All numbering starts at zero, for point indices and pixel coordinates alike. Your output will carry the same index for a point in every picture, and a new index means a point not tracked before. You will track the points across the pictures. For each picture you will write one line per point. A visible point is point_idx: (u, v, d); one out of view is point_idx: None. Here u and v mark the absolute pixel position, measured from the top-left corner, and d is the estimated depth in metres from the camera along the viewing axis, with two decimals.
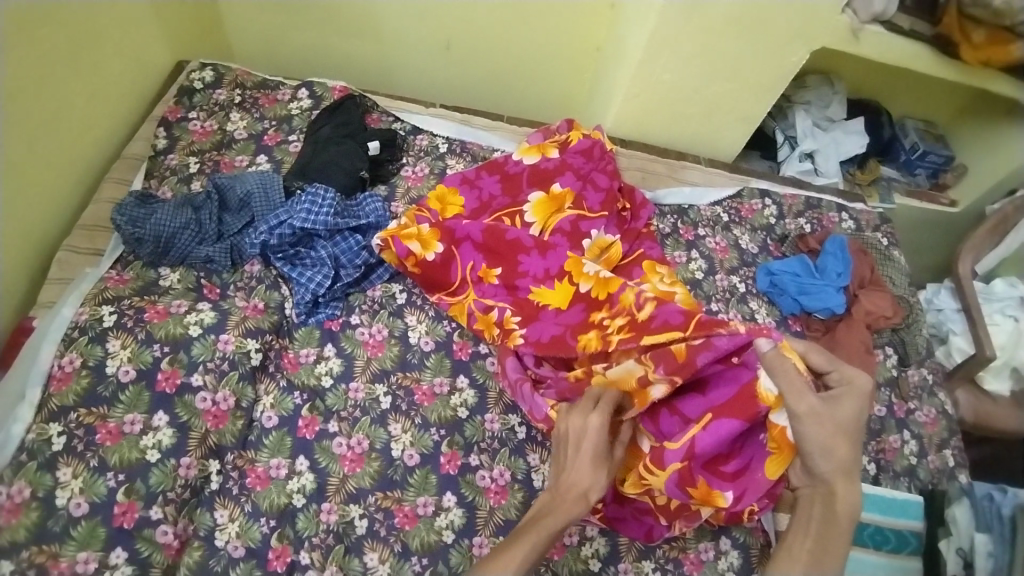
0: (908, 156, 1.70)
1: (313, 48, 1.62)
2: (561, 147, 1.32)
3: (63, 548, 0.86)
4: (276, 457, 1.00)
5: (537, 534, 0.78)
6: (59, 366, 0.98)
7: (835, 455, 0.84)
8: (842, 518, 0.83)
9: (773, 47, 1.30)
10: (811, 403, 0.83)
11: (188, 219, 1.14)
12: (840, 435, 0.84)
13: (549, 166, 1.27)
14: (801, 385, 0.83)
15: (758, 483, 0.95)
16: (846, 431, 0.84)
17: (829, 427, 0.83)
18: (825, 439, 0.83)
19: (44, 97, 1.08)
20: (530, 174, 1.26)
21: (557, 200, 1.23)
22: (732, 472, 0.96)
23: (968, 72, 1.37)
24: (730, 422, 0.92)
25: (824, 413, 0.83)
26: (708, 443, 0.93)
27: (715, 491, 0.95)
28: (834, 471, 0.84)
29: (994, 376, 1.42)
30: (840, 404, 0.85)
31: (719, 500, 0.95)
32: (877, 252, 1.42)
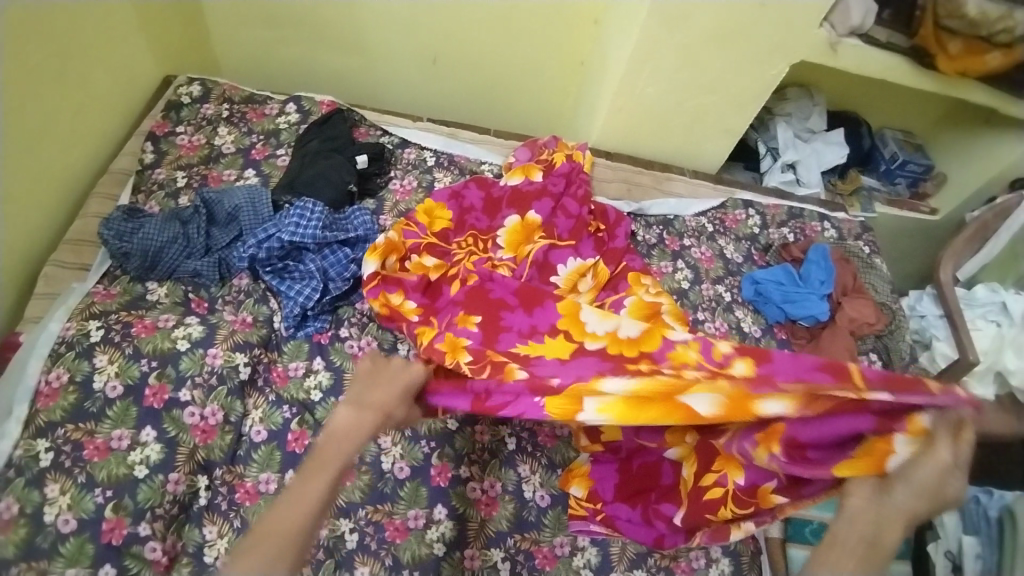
0: (887, 166, 1.75)
1: (301, 62, 1.63)
2: (546, 169, 1.35)
3: (51, 565, 0.85)
4: (265, 472, 1.00)
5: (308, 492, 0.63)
6: (46, 382, 0.97)
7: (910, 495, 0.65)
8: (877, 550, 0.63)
9: (753, 60, 1.32)
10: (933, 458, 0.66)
11: (176, 233, 1.14)
12: (931, 493, 0.65)
13: (529, 188, 1.28)
14: (939, 435, 0.67)
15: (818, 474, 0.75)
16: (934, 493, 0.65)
17: (932, 477, 0.65)
18: (926, 481, 0.65)
19: (30, 112, 1.07)
20: (511, 197, 1.28)
21: (528, 229, 1.23)
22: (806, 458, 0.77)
23: (944, 82, 1.40)
24: (847, 422, 0.74)
25: (932, 467, 0.65)
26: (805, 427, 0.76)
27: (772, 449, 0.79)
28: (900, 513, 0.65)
29: (979, 381, 1.44)
30: (951, 479, 0.65)
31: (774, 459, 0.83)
32: (860, 260, 1.43)
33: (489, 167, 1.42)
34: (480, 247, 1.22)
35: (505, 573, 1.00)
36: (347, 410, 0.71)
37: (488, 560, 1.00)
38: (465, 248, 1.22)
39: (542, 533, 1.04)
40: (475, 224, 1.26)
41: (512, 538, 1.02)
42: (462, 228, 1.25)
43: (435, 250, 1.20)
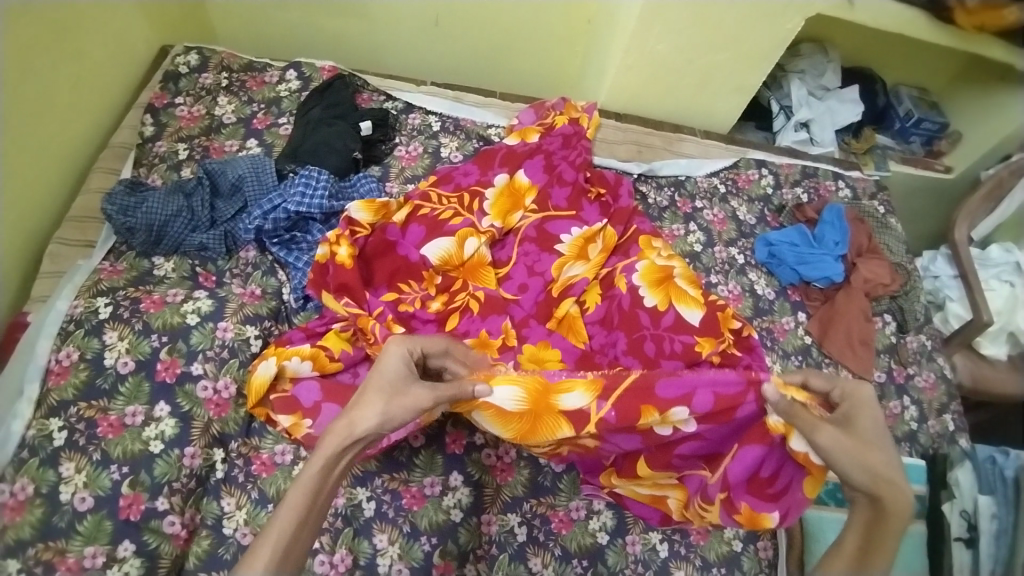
0: (902, 124, 1.71)
1: (299, 27, 1.59)
2: (545, 130, 1.33)
3: (70, 544, 0.85)
4: (281, 443, 1.00)
5: (291, 511, 0.70)
6: (57, 360, 0.97)
7: (865, 464, 0.76)
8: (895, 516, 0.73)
9: (769, 15, 1.28)
10: (833, 433, 0.79)
11: (180, 206, 1.12)
12: (864, 447, 0.77)
13: (523, 149, 1.27)
14: (812, 419, 0.81)
15: (800, 500, 0.91)
16: (871, 441, 0.78)
17: (849, 443, 0.78)
18: (848, 453, 0.77)
19: (28, 87, 1.05)
20: (503, 155, 1.26)
21: (518, 191, 1.22)
22: (776, 492, 0.92)
23: (964, 37, 1.35)
24: (749, 455, 0.91)
25: (844, 438, 0.78)
26: (739, 473, 0.92)
27: (761, 512, 0.92)
28: (873, 478, 0.75)
29: (991, 341, 1.43)
30: (855, 424, 0.80)
31: (767, 522, 0.92)
32: (875, 220, 1.41)
33: (496, 131, 1.38)
34: (465, 206, 1.19)
35: (522, 537, 1.01)
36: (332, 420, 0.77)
37: (506, 525, 1.01)
38: (449, 204, 1.19)
39: (558, 497, 1.04)
40: (463, 180, 1.23)
41: (528, 503, 1.03)
42: (450, 183, 1.23)
43: (418, 217, 1.17)
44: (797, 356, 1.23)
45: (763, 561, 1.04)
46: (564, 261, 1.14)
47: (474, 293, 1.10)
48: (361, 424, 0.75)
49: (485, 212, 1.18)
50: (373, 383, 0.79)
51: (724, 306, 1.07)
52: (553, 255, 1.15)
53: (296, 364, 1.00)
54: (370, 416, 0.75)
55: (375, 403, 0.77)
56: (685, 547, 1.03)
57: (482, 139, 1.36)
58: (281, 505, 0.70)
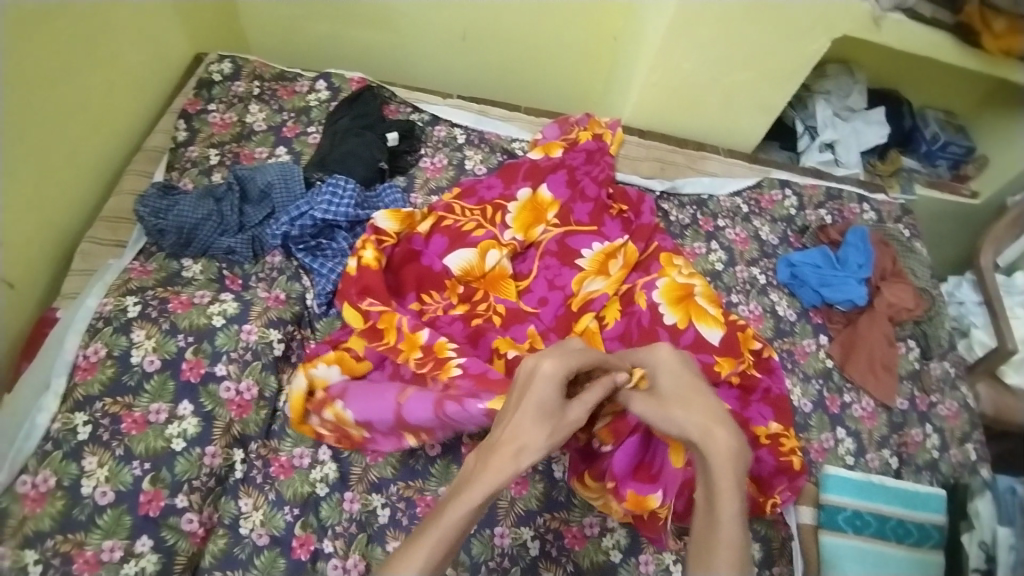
0: (928, 147, 1.69)
1: (330, 39, 1.62)
2: (569, 145, 1.33)
3: (88, 537, 0.87)
4: (299, 447, 1.01)
5: (445, 530, 0.70)
6: (84, 356, 0.99)
7: (676, 419, 0.81)
8: (720, 458, 0.77)
9: (796, 35, 1.28)
10: (642, 400, 0.84)
11: (210, 210, 1.15)
12: (670, 403, 0.83)
13: (547, 163, 1.28)
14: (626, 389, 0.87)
15: (675, 476, 0.96)
16: (684, 396, 0.83)
17: (655, 402, 0.83)
18: (659, 408, 0.83)
19: (64, 88, 1.08)
20: (527, 168, 1.27)
21: (542, 206, 1.23)
22: (655, 473, 0.98)
23: (991, 62, 1.35)
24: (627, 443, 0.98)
25: (651, 399, 0.84)
26: (621, 459, 0.98)
27: (644, 495, 0.97)
28: (696, 424, 0.79)
29: (1016, 369, 1.40)
30: (661, 384, 0.86)
31: (650, 501, 0.97)
32: (899, 243, 1.40)
33: (520, 145, 1.40)
34: (488, 219, 1.20)
35: (535, 551, 1.00)
36: (476, 453, 0.78)
37: (519, 538, 1.00)
38: (472, 215, 1.21)
39: (572, 513, 1.04)
40: (487, 193, 1.24)
41: (541, 518, 1.03)
42: (473, 196, 1.24)
43: (442, 228, 1.19)
44: (817, 379, 1.22)
45: None
46: (585, 275, 1.15)
47: (494, 307, 1.11)
48: (526, 458, 0.75)
49: (508, 226, 1.19)
50: (522, 414, 0.77)
51: (744, 327, 1.11)
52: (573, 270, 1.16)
53: (323, 372, 1.03)
54: (535, 442, 0.76)
55: (538, 434, 0.76)
56: None
57: (506, 152, 1.38)
58: (433, 521, 0.71)
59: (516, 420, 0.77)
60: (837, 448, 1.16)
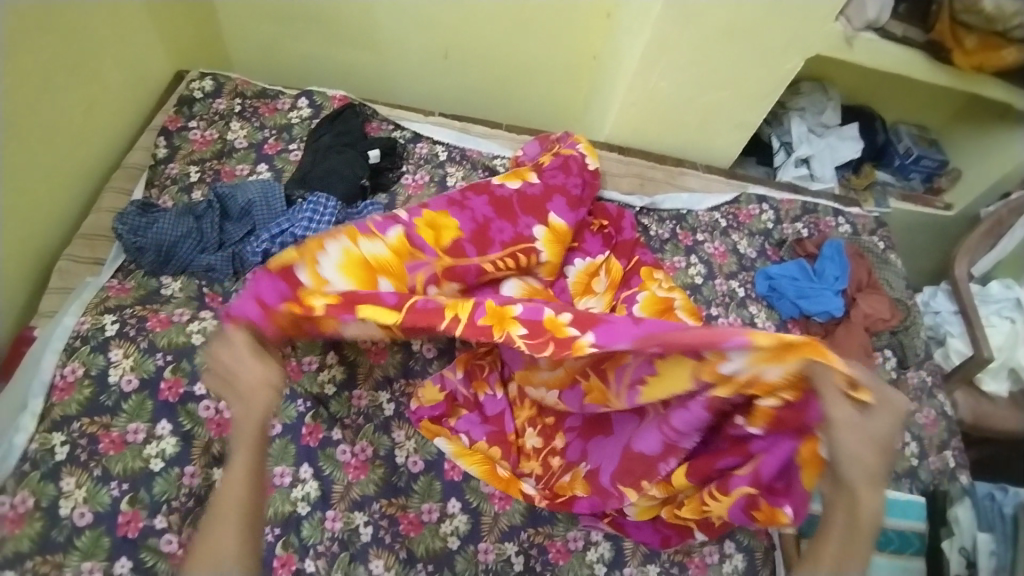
0: (902, 160, 1.73)
1: (312, 56, 1.63)
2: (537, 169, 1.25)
3: (67, 558, 0.85)
4: (279, 466, 0.98)
5: (248, 447, 0.80)
6: (62, 376, 0.97)
7: (856, 456, 0.75)
8: (862, 524, 0.75)
9: (770, 53, 1.31)
10: (848, 414, 0.74)
11: (190, 228, 1.15)
12: (866, 443, 0.74)
13: (535, 193, 1.19)
14: (835, 393, 0.74)
15: (803, 494, 0.84)
16: (879, 442, 0.74)
17: (863, 439, 0.74)
18: (853, 449, 0.75)
19: (44, 105, 1.08)
20: (519, 199, 1.17)
21: (561, 234, 1.18)
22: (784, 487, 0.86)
23: (960, 77, 1.38)
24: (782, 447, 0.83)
25: (859, 426, 0.74)
26: (770, 466, 0.84)
27: (774, 508, 0.87)
28: (861, 477, 0.75)
29: (992, 377, 1.42)
30: (874, 422, 0.74)
31: (782, 518, 0.86)
32: (874, 255, 1.43)
33: (501, 161, 1.40)
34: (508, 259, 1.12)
35: (519, 567, 1.00)
36: (238, 403, 0.81)
37: (503, 554, 1.01)
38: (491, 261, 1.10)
39: (556, 527, 1.04)
40: (498, 236, 1.12)
41: (525, 532, 1.03)
42: (490, 244, 1.11)
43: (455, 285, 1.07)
44: None
45: None
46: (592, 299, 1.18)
47: None
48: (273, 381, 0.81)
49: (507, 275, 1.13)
50: (246, 371, 0.81)
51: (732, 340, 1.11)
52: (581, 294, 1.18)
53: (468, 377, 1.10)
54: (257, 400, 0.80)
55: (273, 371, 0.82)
56: None
57: (488, 169, 1.39)
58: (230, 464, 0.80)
59: (236, 403, 0.81)
60: None
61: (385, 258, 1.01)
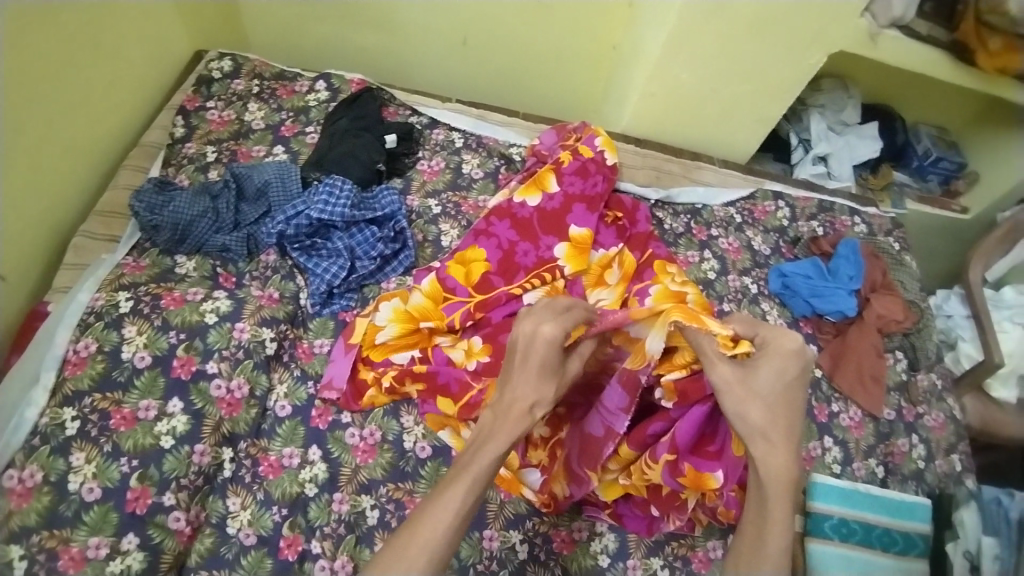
0: (920, 162, 1.72)
1: (329, 39, 1.62)
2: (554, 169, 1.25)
3: (74, 533, 0.86)
4: (289, 447, 1.01)
5: (470, 478, 0.77)
6: (74, 351, 0.98)
7: (750, 418, 0.80)
8: (776, 484, 0.80)
9: (792, 48, 1.30)
10: (726, 373, 0.81)
11: (206, 207, 1.14)
12: (753, 400, 0.80)
13: (554, 207, 1.21)
14: (713, 356, 0.82)
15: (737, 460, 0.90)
16: (766, 398, 0.81)
17: (740, 393, 0.80)
18: (737, 407, 0.81)
19: (63, 81, 1.08)
20: (540, 218, 1.20)
21: (582, 243, 1.18)
22: (717, 450, 0.93)
23: (983, 78, 1.37)
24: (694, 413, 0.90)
25: (736, 382, 0.81)
26: (686, 432, 0.90)
27: (704, 473, 0.92)
28: (751, 434, 0.81)
29: (1002, 383, 1.42)
30: (758, 372, 0.82)
31: (711, 483, 0.91)
32: (890, 257, 1.42)
33: (517, 150, 1.40)
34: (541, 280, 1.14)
35: (522, 555, 1.00)
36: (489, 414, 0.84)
37: (507, 542, 1.00)
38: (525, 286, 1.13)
39: (561, 517, 1.04)
40: (524, 260, 1.16)
41: (530, 521, 1.03)
42: (516, 270, 1.15)
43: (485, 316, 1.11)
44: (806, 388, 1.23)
45: None
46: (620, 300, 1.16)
47: None
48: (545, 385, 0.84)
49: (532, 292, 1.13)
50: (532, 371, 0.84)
51: None
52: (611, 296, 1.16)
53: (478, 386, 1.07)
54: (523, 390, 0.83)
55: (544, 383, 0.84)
56: None
57: (503, 158, 1.38)
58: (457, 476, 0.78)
59: (521, 380, 0.84)
60: (825, 457, 1.17)
61: (424, 305, 1.12)
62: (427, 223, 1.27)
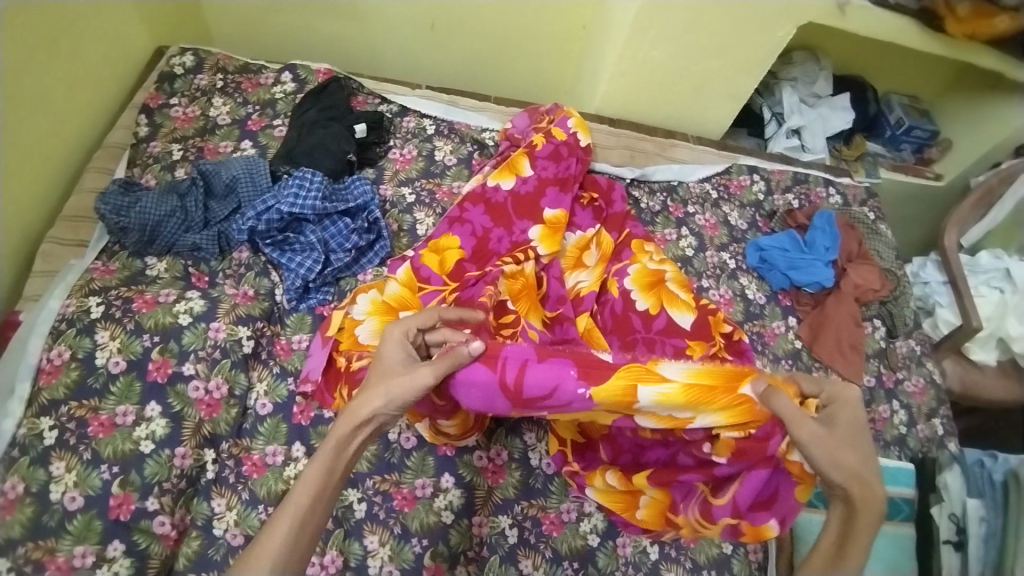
0: (893, 131, 1.72)
1: (294, 30, 1.59)
2: (528, 153, 1.24)
3: (59, 543, 0.85)
4: (272, 444, 1.00)
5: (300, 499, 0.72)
6: (48, 360, 0.96)
7: (846, 466, 0.73)
8: (864, 506, 0.73)
9: (761, 20, 1.29)
10: (815, 430, 0.73)
11: (174, 206, 1.12)
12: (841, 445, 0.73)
13: (528, 190, 1.20)
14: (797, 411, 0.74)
15: (793, 506, 0.86)
16: (853, 442, 0.74)
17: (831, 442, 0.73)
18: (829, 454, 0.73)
19: (22, 85, 1.05)
20: (515, 203, 1.19)
21: (557, 225, 1.18)
22: (766, 501, 0.87)
23: (952, 45, 1.37)
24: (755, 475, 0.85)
25: (827, 437, 0.73)
26: (747, 493, 0.86)
27: (759, 525, 0.87)
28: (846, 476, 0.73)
29: (980, 346, 1.44)
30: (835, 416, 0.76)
31: (766, 531, 0.87)
32: (864, 226, 1.43)
33: (490, 134, 1.39)
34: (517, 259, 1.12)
35: (512, 539, 1.01)
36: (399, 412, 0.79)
37: (497, 527, 1.02)
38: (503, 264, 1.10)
39: (549, 500, 1.04)
40: (498, 246, 1.15)
41: (519, 505, 1.03)
42: (490, 256, 1.15)
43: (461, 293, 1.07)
44: (787, 360, 1.24)
45: (754, 563, 1.04)
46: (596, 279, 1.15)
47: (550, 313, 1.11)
48: (367, 410, 0.75)
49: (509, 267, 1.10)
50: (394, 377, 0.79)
51: (716, 311, 1.12)
52: (585, 279, 1.15)
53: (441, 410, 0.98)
54: (371, 403, 0.75)
55: (379, 387, 0.76)
56: (675, 549, 1.04)
57: (476, 143, 1.37)
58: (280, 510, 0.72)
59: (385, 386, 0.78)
60: None
61: (401, 294, 1.08)
62: (401, 212, 1.26)
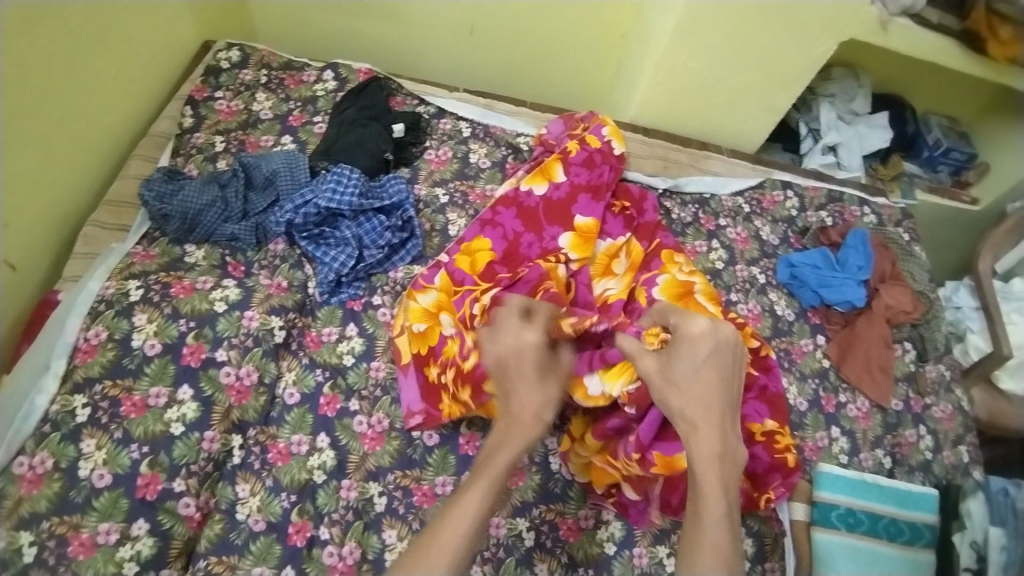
0: (931, 152, 1.69)
1: (337, 29, 1.63)
2: (561, 160, 1.25)
3: (85, 519, 0.87)
4: (297, 434, 1.02)
5: (492, 478, 0.78)
6: (85, 339, 0.99)
7: (691, 401, 0.80)
8: (706, 458, 0.78)
9: (801, 35, 1.29)
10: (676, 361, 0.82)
11: (214, 197, 1.15)
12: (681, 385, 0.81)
13: (560, 197, 1.21)
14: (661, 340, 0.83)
15: None
16: (708, 387, 0.81)
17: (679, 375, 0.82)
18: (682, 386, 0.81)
19: (71, 71, 1.08)
20: (546, 208, 1.20)
21: (587, 233, 1.18)
22: None
23: (994, 68, 1.35)
24: None
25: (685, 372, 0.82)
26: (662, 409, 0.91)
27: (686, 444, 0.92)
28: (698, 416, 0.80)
29: (1010, 374, 1.40)
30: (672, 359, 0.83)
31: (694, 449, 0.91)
32: (898, 247, 1.41)
33: (524, 139, 1.40)
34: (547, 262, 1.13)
35: (529, 542, 1.01)
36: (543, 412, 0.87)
37: (514, 529, 1.01)
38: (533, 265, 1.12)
39: (568, 505, 1.05)
40: (528, 251, 1.17)
41: (537, 509, 1.03)
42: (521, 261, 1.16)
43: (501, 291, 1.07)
44: (814, 379, 1.23)
45: None
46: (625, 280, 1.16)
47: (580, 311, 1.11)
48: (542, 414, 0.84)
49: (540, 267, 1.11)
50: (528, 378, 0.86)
51: (744, 324, 1.12)
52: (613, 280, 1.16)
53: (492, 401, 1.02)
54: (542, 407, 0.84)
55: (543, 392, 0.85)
56: None
57: (510, 147, 1.38)
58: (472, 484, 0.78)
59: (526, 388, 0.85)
60: (832, 447, 1.17)
61: (438, 299, 1.11)
62: (434, 212, 1.27)
